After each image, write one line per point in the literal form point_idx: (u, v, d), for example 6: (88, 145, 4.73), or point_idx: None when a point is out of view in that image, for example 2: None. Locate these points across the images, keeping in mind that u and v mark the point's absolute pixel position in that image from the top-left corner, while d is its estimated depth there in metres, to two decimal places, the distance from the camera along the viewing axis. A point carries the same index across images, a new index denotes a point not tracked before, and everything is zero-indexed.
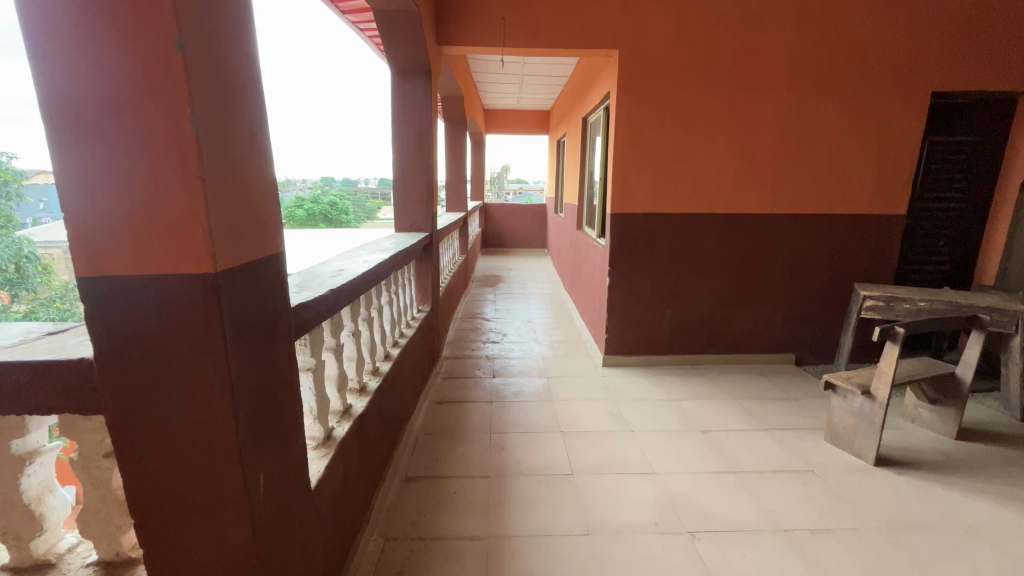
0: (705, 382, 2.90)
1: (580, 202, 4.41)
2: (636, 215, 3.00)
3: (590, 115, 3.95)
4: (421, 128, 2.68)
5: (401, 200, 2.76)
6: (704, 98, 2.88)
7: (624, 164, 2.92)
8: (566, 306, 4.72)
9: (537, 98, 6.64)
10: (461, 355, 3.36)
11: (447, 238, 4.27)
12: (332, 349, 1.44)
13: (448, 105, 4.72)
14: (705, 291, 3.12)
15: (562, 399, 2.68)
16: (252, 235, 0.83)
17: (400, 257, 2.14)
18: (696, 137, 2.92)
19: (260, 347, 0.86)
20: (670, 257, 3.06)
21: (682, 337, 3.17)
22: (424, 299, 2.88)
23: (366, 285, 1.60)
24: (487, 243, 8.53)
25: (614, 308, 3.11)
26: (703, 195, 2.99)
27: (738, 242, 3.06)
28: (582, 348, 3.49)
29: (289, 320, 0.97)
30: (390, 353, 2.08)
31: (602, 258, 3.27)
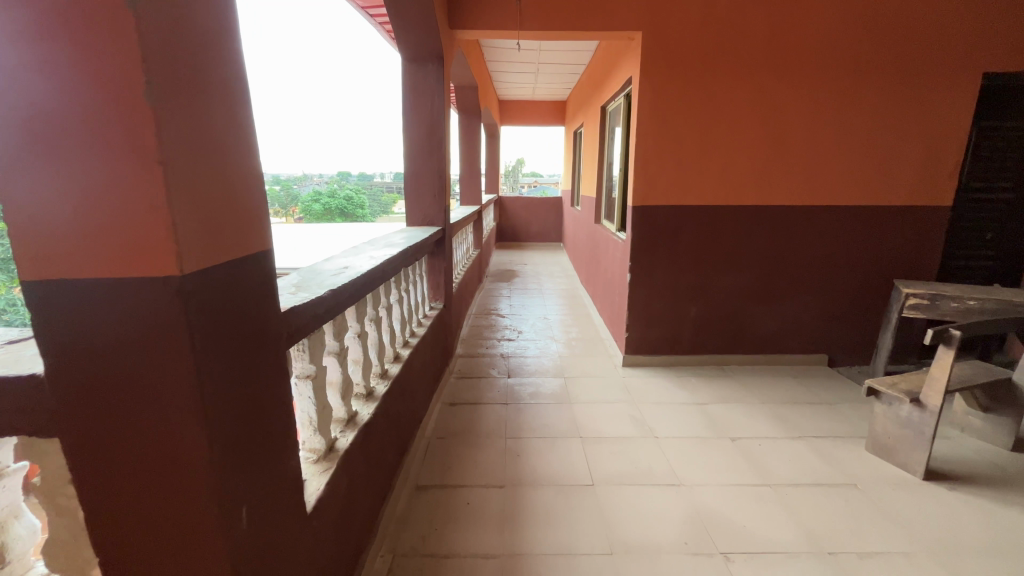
0: (733, 384, 2.74)
1: (598, 194, 4.25)
2: (660, 208, 2.84)
3: (610, 102, 3.78)
4: (433, 117, 2.56)
5: (413, 193, 2.65)
6: (733, 83, 2.70)
7: (646, 155, 2.77)
8: (583, 302, 4.59)
9: (552, 87, 6.48)
10: (475, 353, 3.25)
11: (461, 233, 4.16)
12: (336, 353, 1.33)
13: (462, 94, 4.59)
14: (732, 288, 2.95)
15: (581, 401, 2.55)
16: (230, 232, 0.71)
17: (410, 253, 2.03)
18: (723, 125, 2.74)
19: (242, 360, 0.75)
20: (695, 252, 2.90)
21: (707, 336, 3.01)
22: (436, 296, 2.77)
23: (373, 283, 1.48)
24: (501, 237, 8.42)
25: (635, 306, 2.96)
26: (731, 186, 2.82)
27: (769, 236, 2.88)
28: (601, 347, 3.36)
29: (278, 328, 0.86)
30: (400, 353, 1.97)
31: (622, 253, 3.11)
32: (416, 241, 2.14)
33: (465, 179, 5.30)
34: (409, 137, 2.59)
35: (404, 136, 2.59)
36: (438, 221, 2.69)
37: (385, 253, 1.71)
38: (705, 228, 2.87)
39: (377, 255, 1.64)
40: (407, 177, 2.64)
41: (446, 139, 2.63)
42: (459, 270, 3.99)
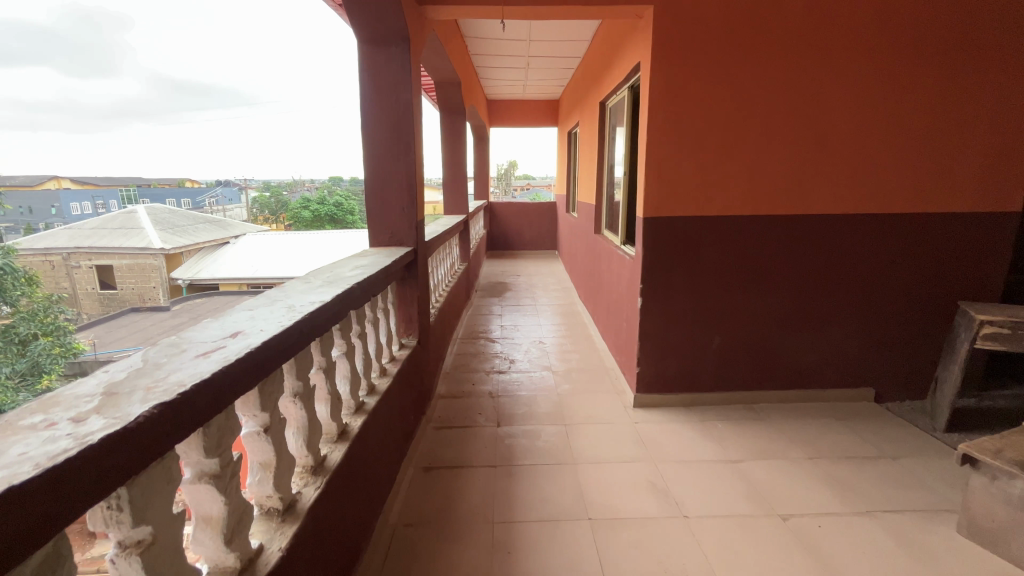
0: (770, 432, 2.27)
1: (599, 201, 3.77)
2: (676, 219, 2.37)
3: (611, 97, 3.31)
4: (398, 113, 2.08)
5: (376, 207, 2.17)
6: (762, 72, 2.25)
7: (659, 159, 2.30)
8: (582, 323, 4.11)
9: (545, 85, 6.02)
10: (460, 392, 2.75)
11: (443, 248, 3.67)
12: (214, 475, 0.84)
13: (443, 90, 4.10)
14: (762, 314, 2.48)
15: (587, 461, 2.06)
16: None
17: (365, 289, 1.53)
18: (752, 121, 2.29)
19: None
20: (718, 270, 2.43)
21: (733, 370, 2.54)
22: (409, 331, 2.28)
23: (289, 351, 1.00)
24: (493, 246, 7.93)
25: (648, 336, 2.49)
26: (762, 192, 2.36)
27: (806, 251, 2.42)
28: (607, 381, 2.88)
29: None
30: (350, 424, 1.48)
31: (630, 272, 2.64)
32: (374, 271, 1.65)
33: (450, 185, 4.82)
34: (368, 138, 2.10)
35: (363, 138, 2.10)
36: (409, 240, 2.20)
37: (317, 298, 1.21)
38: (730, 243, 2.41)
39: (304, 304, 1.15)
40: (369, 187, 2.15)
41: (417, 141, 2.15)
42: (442, 291, 3.49)
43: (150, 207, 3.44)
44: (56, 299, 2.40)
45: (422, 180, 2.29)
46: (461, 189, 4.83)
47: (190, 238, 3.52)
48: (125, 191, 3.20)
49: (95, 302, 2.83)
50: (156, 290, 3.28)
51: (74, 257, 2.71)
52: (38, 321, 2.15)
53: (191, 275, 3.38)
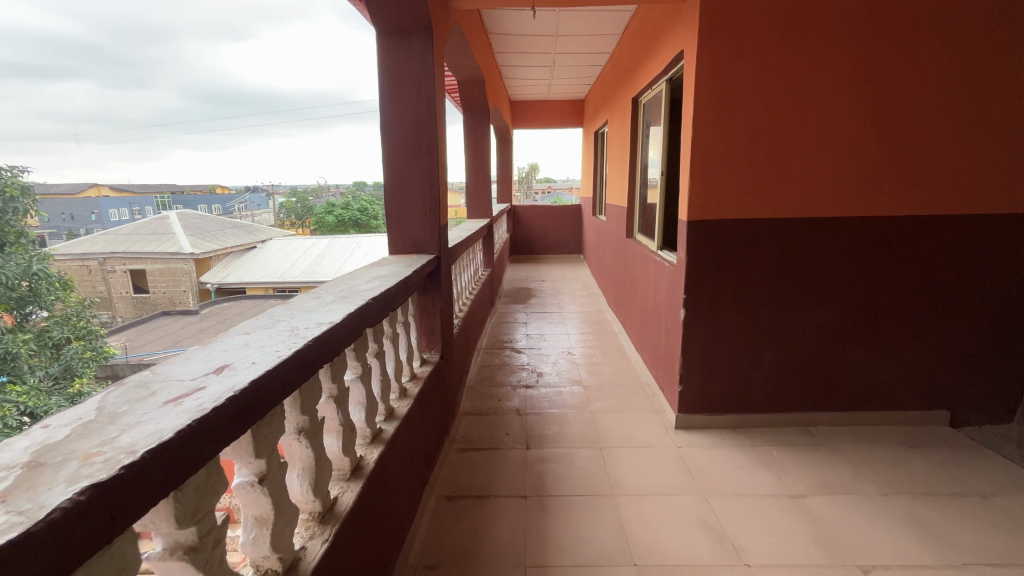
0: (833, 460, 2.02)
1: (631, 203, 3.55)
2: (724, 222, 2.14)
3: (645, 91, 3.09)
4: (420, 109, 1.92)
5: (397, 211, 2.01)
6: (824, 59, 2.02)
7: (707, 156, 2.08)
8: (612, 332, 3.89)
9: (570, 84, 5.83)
10: (486, 409, 2.57)
11: (466, 254, 3.51)
12: (189, 550, 0.67)
13: (466, 89, 3.95)
14: (821, 327, 2.23)
15: (627, 492, 1.85)
16: None
17: (383, 304, 1.37)
18: (809, 116, 2.06)
19: None
20: (772, 280, 2.19)
21: (787, 389, 2.29)
22: (431, 345, 2.12)
23: (292, 385, 0.83)
24: (516, 250, 7.76)
25: (691, 351, 2.26)
26: (823, 192, 2.12)
27: (873, 257, 2.16)
28: (643, 398, 2.66)
29: None
30: (365, 457, 1.31)
31: (670, 281, 2.43)
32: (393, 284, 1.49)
33: (472, 188, 4.66)
34: (387, 137, 1.95)
35: (382, 137, 1.95)
36: (430, 248, 2.03)
37: (329, 317, 1.05)
38: (786, 249, 2.16)
39: (311, 326, 0.99)
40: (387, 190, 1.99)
41: (439, 139, 1.99)
42: (465, 299, 3.34)
43: (177, 218, 3.71)
44: (87, 305, 2.81)
45: (445, 182, 2.13)
46: (484, 192, 4.67)
47: (217, 243, 3.72)
48: (160, 199, 3.89)
49: (128, 304, 3.14)
50: (183, 293, 3.38)
51: (109, 262, 2.88)
52: (70, 325, 2.62)
53: (218, 280, 3.53)
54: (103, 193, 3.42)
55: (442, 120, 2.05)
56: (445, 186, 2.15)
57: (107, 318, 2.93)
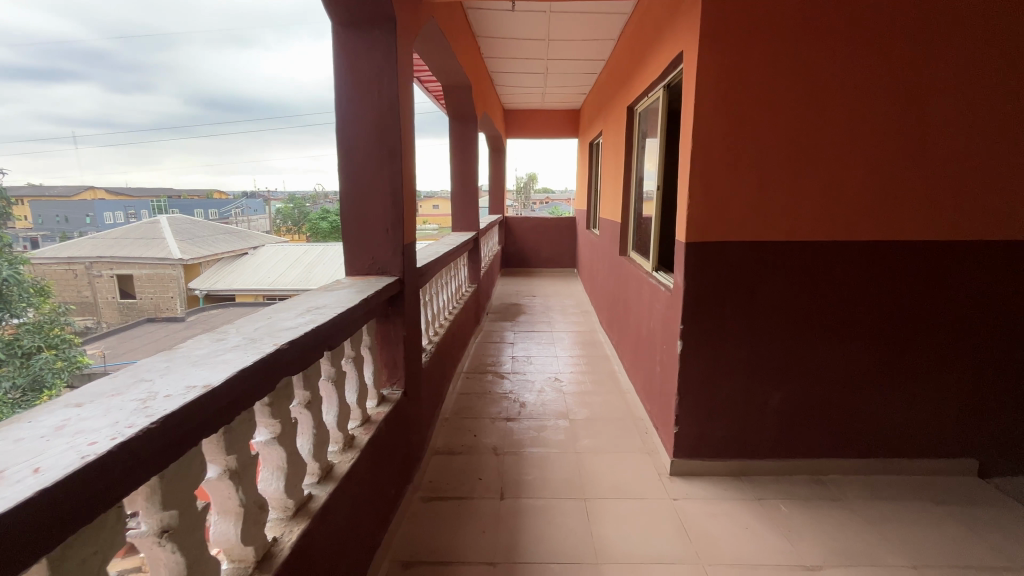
0: (855, 521, 1.77)
1: (625, 219, 3.32)
2: (729, 246, 1.90)
3: (641, 99, 2.87)
4: (383, 112, 1.68)
5: (356, 228, 1.75)
6: (842, 66, 1.80)
7: (709, 173, 1.84)
8: (603, 356, 3.63)
9: (565, 93, 5.64)
10: (459, 446, 2.31)
11: (447, 271, 3.25)
12: None
13: (452, 94, 3.72)
14: (836, 365, 1.99)
15: (616, 560, 1.58)
16: None
17: (313, 345, 1.11)
18: (824, 128, 1.83)
19: None
20: (780, 310, 1.95)
21: (796, 433, 2.04)
22: (392, 380, 1.85)
23: (111, 493, 0.57)
24: (508, 263, 7.51)
25: (690, 389, 2.01)
26: (839, 213, 1.88)
27: (893, 288, 1.93)
28: (635, 436, 2.40)
29: None
30: (280, 540, 1.04)
31: (666, 307, 2.18)
32: (333, 317, 1.23)
33: (458, 200, 4.41)
34: (344, 143, 1.70)
35: (338, 142, 1.71)
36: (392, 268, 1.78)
37: (209, 377, 0.78)
38: (796, 276, 1.92)
39: (174, 393, 0.72)
40: (343, 203, 1.74)
41: (404, 147, 1.75)
42: (444, 320, 3.09)
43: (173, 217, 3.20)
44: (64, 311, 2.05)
45: (413, 195, 1.89)
46: (471, 204, 4.42)
47: (208, 248, 3.32)
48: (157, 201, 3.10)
49: (115, 310, 2.48)
50: (172, 300, 2.88)
51: (97, 267, 2.36)
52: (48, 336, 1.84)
53: (207, 286, 3.14)
54: (99, 198, 2.53)
55: (408, 126, 1.81)
56: (414, 200, 1.91)
57: (88, 324, 2.32)
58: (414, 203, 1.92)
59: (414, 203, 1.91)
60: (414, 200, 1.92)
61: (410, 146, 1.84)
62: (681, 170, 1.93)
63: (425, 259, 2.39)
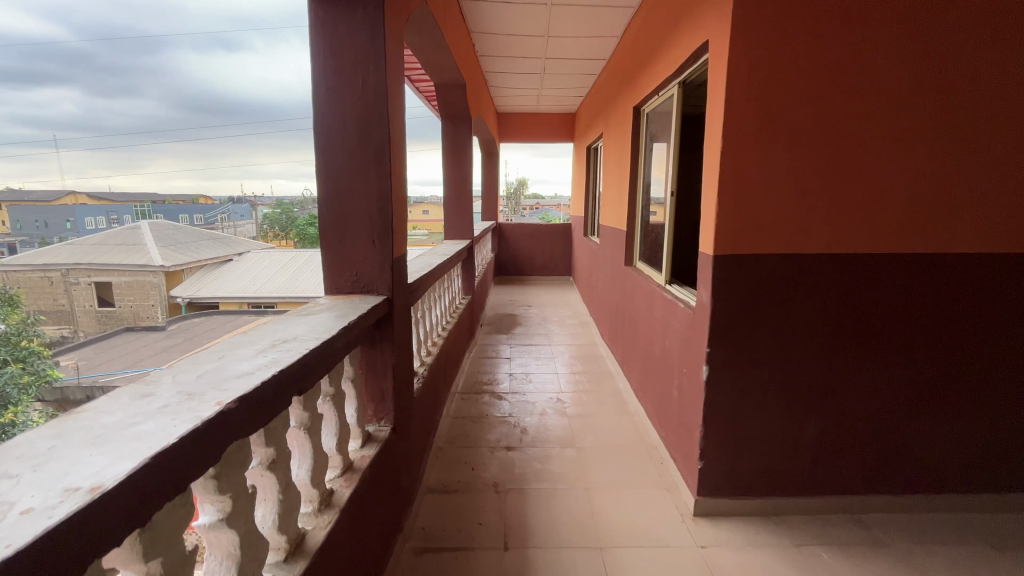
0: (906, 572, 1.56)
1: (631, 227, 3.11)
2: (762, 258, 1.69)
3: (650, 97, 2.66)
4: (367, 106, 1.45)
5: (336, 239, 1.51)
6: (889, 57, 1.59)
7: (740, 177, 1.64)
8: (607, 373, 3.40)
9: (561, 96, 5.45)
10: (455, 482, 2.06)
11: (439, 283, 3.00)
12: None
13: (445, 92, 3.49)
14: (875, 393, 1.78)
15: None
16: None
17: (275, 395, 0.86)
18: (867, 126, 1.63)
19: None
20: (815, 332, 1.74)
21: (832, 468, 1.82)
22: (379, 414, 1.61)
23: None
24: (501, 271, 7.28)
25: (716, 419, 1.78)
26: (883, 222, 1.68)
27: (938, 307, 1.73)
28: (649, 469, 2.17)
29: None
30: None
31: (685, 326, 1.96)
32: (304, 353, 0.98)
33: (451, 206, 4.17)
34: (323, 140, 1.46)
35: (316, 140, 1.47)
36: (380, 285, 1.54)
37: (102, 471, 0.53)
38: (833, 294, 1.72)
39: (38, 505, 0.47)
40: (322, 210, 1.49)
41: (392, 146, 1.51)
42: (437, 336, 2.84)
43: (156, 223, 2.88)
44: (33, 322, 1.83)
45: (403, 202, 1.65)
46: (465, 210, 4.18)
47: (192, 254, 3.04)
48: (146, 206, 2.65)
49: (92, 318, 2.47)
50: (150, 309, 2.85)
51: (74, 273, 2.32)
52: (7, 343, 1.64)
53: (191, 293, 3.08)
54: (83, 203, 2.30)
55: (397, 123, 1.58)
56: (404, 207, 1.67)
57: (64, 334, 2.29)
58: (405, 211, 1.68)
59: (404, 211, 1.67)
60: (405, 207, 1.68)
61: (400, 146, 1.61)
62: (708, 174, 1.72)
63: (417, 273, 2.15)
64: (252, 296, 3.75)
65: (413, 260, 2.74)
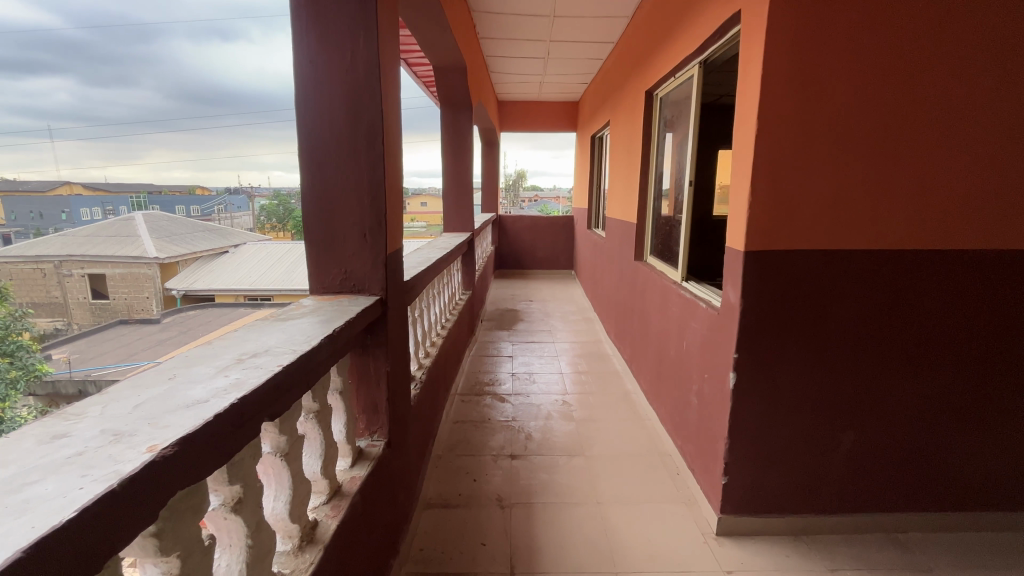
0: None
1: (642, 220, 2.93)
2: (798, 256, 1.52)
3: (668, 79, 2.46)
4: (358, 80, 1.27)
5: (321, 233, 1.32)
6: (944, 31, 1.42)
7: (775, 166, 1.47)
8: (614, 374, 3.25)
9: (566, 83, 5.25)
10: (456, 496, 1.91)
11: (439, 278, 2.83)
12: None
13: (445, 76, 3.31)
14: (919, 405, 1.62)
15: None
16: None
17: (236, 427, 0.69)
18: (919, 107, 1.46)
19: None
20: (854, 338, 1.58)
21: (866, 483, 1.67)
22: (373, 427, 1.44)
23: None
24: (501, 264, 7.11)
25: (743, 430, 1.63)
26: (933, 214, 1.51)
27: (993, 312, 1.57)
28: (665, 482, 2.02)
29: None
30: None
31: (708, 329, 1.80)
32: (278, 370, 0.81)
33: (450, 197, 3.92)
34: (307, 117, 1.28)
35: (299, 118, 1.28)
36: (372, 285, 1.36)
37: None
38: (873, 295, 1.56)
39: None
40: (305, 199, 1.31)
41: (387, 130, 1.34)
42: (436, 336, 2.67)
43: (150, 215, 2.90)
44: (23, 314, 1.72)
45: (398, 193, 1.48)
46: (464, 201, 3.94)
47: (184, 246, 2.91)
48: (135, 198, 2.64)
49: (86, 311, 2.24)
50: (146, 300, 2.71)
51: (67, 264, 2.14)
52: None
53: (185, 284, 2.89)
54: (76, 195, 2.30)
55: (391, 103, 1.40)
56: (399, 199, 1.49)
57: (60, 326, 2.13)
58: (400, 202, 1.50)
59: (399, 203, 1.49)
60: (400, 199, 1.51)
61: (396, 130, 1.43)
62: (739, 163, 1.56)
63: (415, 270, 1.97)
64: (244, 291, 3.57)
65: (410, 255, 2.56)
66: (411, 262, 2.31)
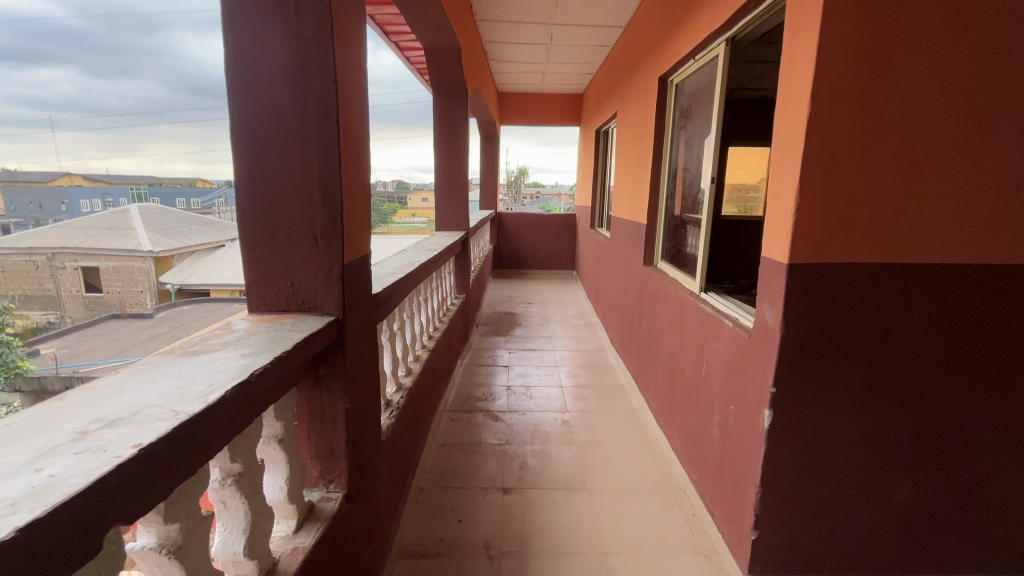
0: None
1: (653, 221, 2.65)
2: (843, 272, 1.45)
3: (689, 60, 2.18)
4: (300, 73, 1.10)
5: (260, 246, 1.15)
6: (996, 50, 1.39)
7: (822, 174, 1.42)
8: (619, 388, 2.97)
9: (569, 73, 4.96)
10: (436, 543, 1.67)
11: (427, 282, 2.55)
12: None
13: (438, 59, 3.03)
14: (957, 443, 1.55)
15: None
16: None
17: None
18: (967, 128, 1.42)
19: None
20: (895, 369, 1.51)
21: None
22: (330, 477, 1.21)
23: None
24: (500, 263, 6.83)
25: None
26: (980, 238, 1.46)
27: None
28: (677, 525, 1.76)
29: None
30: None
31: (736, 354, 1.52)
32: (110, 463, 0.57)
33: (443, 191, 3.56)
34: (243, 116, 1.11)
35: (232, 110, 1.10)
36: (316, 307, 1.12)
37: None
38: (918, 323, 1.49)
39: None
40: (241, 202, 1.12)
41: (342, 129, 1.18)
42: (422, 348, 2.39)
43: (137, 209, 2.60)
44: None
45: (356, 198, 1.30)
46: (458, 197, 3.57)
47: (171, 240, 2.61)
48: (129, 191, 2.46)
49: (79, 304, 2.35)
50: (139, 297, 2.69)
51: (60, 257, 2.28)
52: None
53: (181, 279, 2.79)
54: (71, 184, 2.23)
55: (346, 89, 1.19)
56: (357, 205, 1.33)
57: (44, 323, 2.29)
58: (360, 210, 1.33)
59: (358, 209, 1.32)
60: (360, 205, 1.34)
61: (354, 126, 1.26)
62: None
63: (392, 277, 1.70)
64: None
65: (393, 257, 2.27)
66: (391, 265, 2.02)
